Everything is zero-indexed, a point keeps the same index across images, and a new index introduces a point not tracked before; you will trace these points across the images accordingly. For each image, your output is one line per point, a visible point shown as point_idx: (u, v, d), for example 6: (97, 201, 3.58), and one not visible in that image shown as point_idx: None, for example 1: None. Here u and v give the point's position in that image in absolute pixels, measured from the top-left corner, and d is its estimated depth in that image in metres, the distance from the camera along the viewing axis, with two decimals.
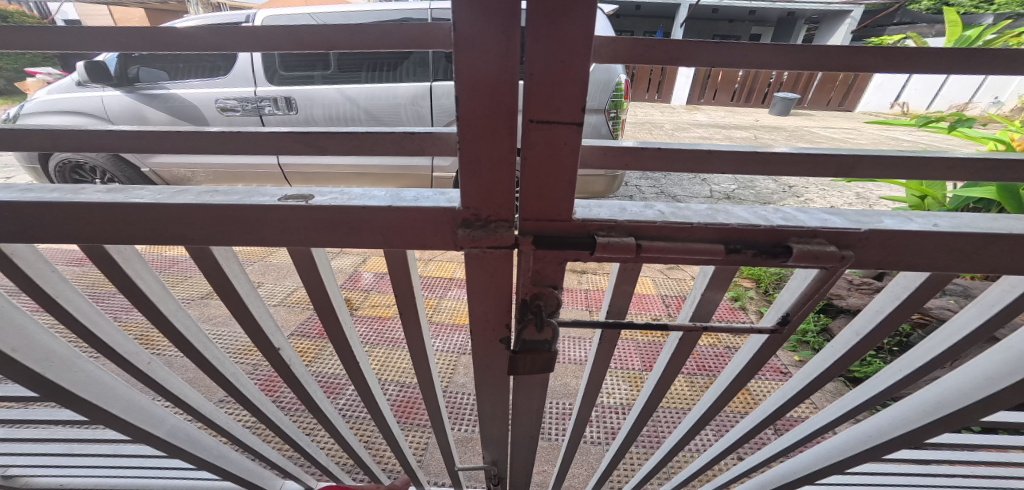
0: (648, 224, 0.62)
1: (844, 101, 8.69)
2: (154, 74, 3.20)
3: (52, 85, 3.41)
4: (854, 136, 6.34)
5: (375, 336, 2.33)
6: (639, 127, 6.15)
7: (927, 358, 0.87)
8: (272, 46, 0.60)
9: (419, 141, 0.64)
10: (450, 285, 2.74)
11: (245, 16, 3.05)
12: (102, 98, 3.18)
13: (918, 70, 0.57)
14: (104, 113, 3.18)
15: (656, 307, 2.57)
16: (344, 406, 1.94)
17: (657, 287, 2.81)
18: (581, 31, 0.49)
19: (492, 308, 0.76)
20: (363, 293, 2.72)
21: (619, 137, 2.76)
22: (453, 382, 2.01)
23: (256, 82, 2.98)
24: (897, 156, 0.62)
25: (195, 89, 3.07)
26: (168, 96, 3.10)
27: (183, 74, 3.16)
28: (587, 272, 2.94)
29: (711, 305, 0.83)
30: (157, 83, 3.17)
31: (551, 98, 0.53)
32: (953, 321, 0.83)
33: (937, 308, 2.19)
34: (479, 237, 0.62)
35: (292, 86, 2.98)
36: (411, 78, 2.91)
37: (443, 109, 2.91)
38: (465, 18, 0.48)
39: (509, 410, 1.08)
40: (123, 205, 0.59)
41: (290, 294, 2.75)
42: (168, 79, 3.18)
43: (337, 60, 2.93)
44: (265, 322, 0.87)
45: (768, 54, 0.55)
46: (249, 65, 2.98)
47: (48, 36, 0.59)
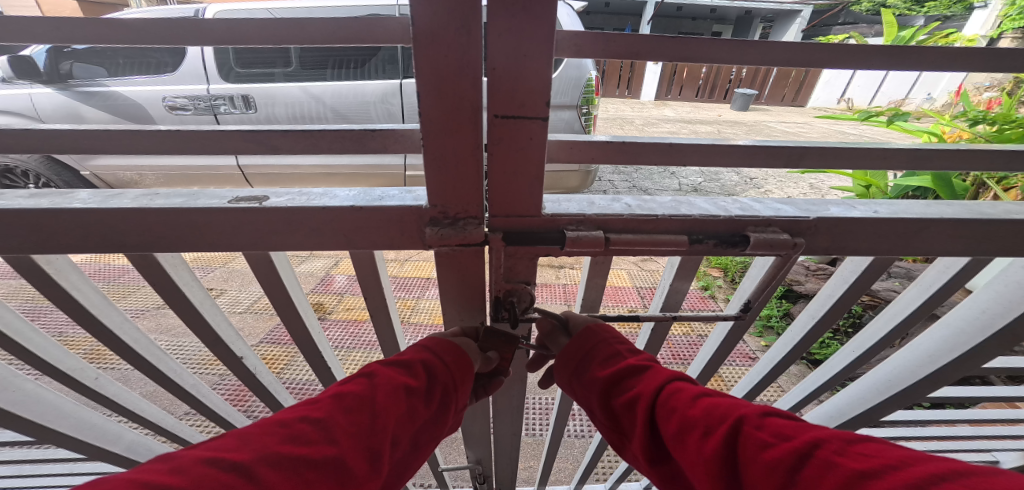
0: (616, 217, 0.63)
1: (797, 96, 9.14)
2: (92, 71, 2.98)
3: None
4: (808, 130, 6.68)
5: (351, 340, 2.26)
6: (608, 123, 6.25)
7: (876, 338, 0.93)
8: (214, 39, 0.56)
9: (381, 138, 0.63)
10: (427, 285, 2.71)
11: (194, 9, 2.88)
12: (31, 96, 2.94)
13: (856, 67, 0.61)
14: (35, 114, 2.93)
15: (631, 299, 2.62)
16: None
17: (632, 279, 2.88)
18: (542, 24, 0.49)
19: (466, 306, 0.75)
20: (336, 296, 2.64)
21: (591, 132, 2.78)
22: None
23: (210, 80, 2.82)
24: (840, 148, 0.66)
25: (139, 87, 2.87)
26: (109, 93, 2.89)
27: (124, 70, 2.95)
28: (563, 268, 2.97)
29: (679, 294, 0.85)
30: (94, 80, 2.95)
31: (515, 93, 0.53)
32: (897, 302, 0.89)
33: (884, 290, 2.35)
34: (449, 235, 0.62)
35: (248, 84, 2.84)
36: (380, 76, 2.84)
37: (413, 107, 2.85)
38: (424, 12, 0.47)
39: (491, 408, 1.08)
40: (50, 211, 0.55)
41: (256, 301, 2.63)
42: (107, 76, 2.97)
43: (299, 56, 2.82)
44: (223, 330, 0.82)
45: (720, 48, 0.57)
46: (200, 61, 2.81)
47: None
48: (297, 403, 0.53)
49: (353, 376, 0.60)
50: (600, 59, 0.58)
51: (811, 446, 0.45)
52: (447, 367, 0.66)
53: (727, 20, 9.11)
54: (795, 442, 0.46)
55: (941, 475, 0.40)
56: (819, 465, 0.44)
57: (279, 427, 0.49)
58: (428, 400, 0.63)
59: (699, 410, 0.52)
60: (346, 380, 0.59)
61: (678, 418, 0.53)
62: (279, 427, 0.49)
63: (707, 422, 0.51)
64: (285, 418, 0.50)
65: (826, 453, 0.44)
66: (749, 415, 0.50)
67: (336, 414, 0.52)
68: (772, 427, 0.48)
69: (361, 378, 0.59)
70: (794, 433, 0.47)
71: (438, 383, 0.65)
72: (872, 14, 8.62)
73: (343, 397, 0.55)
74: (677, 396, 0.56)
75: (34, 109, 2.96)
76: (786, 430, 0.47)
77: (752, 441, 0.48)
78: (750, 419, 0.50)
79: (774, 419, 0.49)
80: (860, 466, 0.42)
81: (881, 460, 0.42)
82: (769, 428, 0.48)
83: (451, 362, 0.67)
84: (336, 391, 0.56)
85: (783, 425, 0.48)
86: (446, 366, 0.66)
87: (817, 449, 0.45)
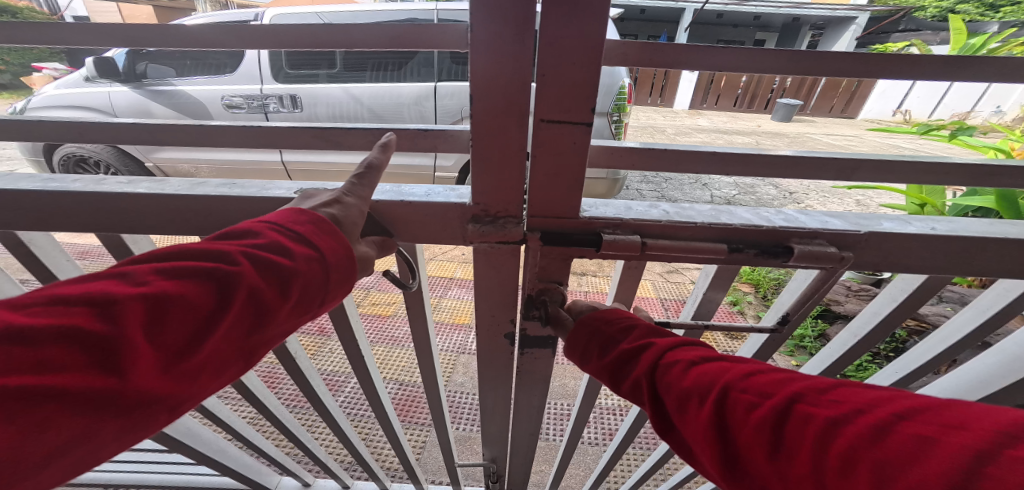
0: (653, 223, 0.64)
1: (848, 107, 8.66)
2: (161, 71, 3.22)
3: (59, 80, 3.41)
4: (856, 142, 6.33)
5: (375, 334, 2.25)
6: (639, 131, 6.13)
7: (922, 362, 0.87)
8: (287, 44, 0.61)
9: (433, 139, 0.66)
10: (449, 284, 2.74)
11: (253, 13, 3.05)
12: (108, 93, 3.20)
13: (915, 78, 0.59)
14: (109, 109, 3.19)
15: (655, 310, 2.58)
16: (345, 401, 1.81)
17: (656, 290, 2.82)
18: (597, 31, 0.50)
19: (498, 303, 0.76)
20: (363, 290, 2.64)
21: (621, 139, 2.74)
22: (452, 381, 1.99)
23: (264, 80, 3.00)
24: (896, 161, 0.64)
25: (200, 86, 3.08)
26: (175, 92, 3.11)
27: (190, 71, 3.18)
28: (586, 275, 2.95)
29: (712, 304, 0.84)
30: (163, 80, 3.19)
31: (561, 98, 0.55)
32: (947, 324, 0.83)
33: (933, 314, 2.22)
34: (488, 232, 0.64)
35: (297, 85, 2.99)
36: (415, 78, 2.92)
37: (446, 110, 2.91)
38: (480, 20, 0.50)
39: (510, 408, 1.06)
40: (141, 196, 0.61)
41: None
42: (175, 76, 3.20)
43: (343, 59, 2.95)
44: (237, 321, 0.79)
45: (773, 58, 0.57)
46: (256, 63, 3.00)
47: (69, 32, 0.61)
48: (70, 301, 0.39)
49: (185, 271, 0.45)
50: (648, 68, 0.60)
51: (788, 401, 0.42)
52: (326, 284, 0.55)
53: (772, 29, 8.77)
54: (775, 399, 0.42)
55: (900, 413, 0.37)
56: (797, 423, 0.40)
57: (19, 342, 0.35)
58: (288, 321, 0.52)
59: (690, 380, 0.48)
60: (175, 273, 0.44)
61: (672, 393, 0.48)
62: (17, 345, 0.35)
63: (697, 392, 0.47)
64: (36, 326, 0.36)
65: (803, 407, 0.41)
66: (735, 378, 0.46)
67: (137, 332, 0.40)
68: (755, 387, 0.44)
69: (199, 279, 0.45)
70: (774, 391, 0.43)
71: (306, 303, 0.53)
72: (938, 21, 8.08)
73: (158, 307, 0.41)
74: (668, 369, 0.50)
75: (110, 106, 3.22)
76: (767, 387, 0.43)
77: (743, 412, 0.43)
78: (734, 382, 0.45)
79: (756, 378, 0.45)
80: (831, 414, 0.39)
81: (849, 405, 0.40)
82: (752, 388, 0.44)
83: (334, 276, 0.55)
84: (151, 291, 0.42)
85: (766, 383, 0.44)
86: (322, 290, 0.53)
87: (797, 404, 0.41)
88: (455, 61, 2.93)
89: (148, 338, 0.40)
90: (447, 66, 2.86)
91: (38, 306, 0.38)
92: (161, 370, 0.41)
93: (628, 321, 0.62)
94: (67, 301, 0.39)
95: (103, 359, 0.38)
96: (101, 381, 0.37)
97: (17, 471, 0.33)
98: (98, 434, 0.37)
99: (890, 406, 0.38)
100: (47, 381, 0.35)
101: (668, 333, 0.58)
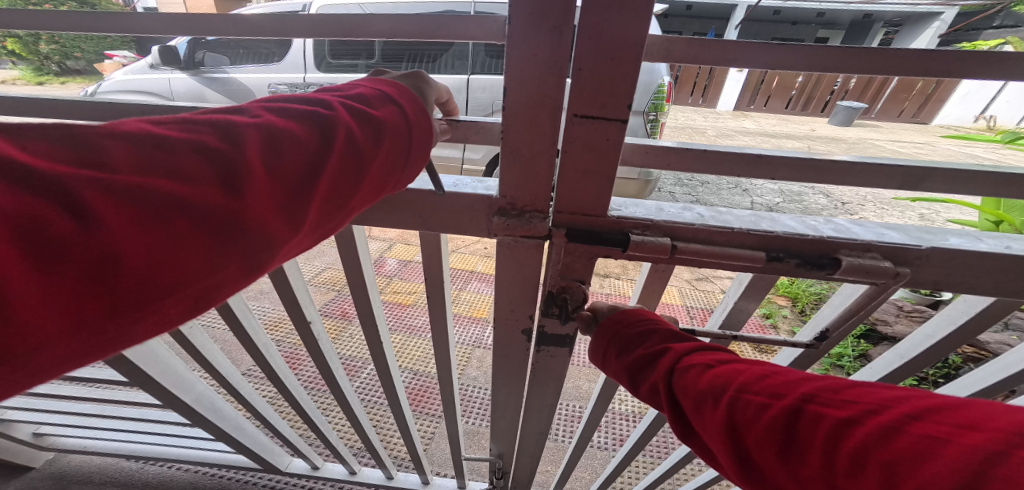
0: (686, 225, 0.61)
1: (920, 112, 7.89)
2: (217, 60, 3.43)
3: (125, 67, 3.71)
4: (926, 151, 5.75)
5: (394, 322, 2.30)
6: (677, 132, 5.87)
7: (974, 390, 0.78)
8: (327, 32, 0.63)
9: (463, 130, 0.66)
10: (470, 277, 2.75)
11: (300, 4, 3.16)
12: (169, 80, 3.46)
13: (1004, 80, 0.53)
14: (169, 94, 3.45)
15: (679, 317, 2.48)
16: (361, 385, 1.87)
17: (683, 297, 2.71)
18: (641, 23, 0.48)
19: (518, 297, 0.75)
20: (386, 278, 2.68)
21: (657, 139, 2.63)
22: (466, 374, 2.01)
23: (307, 70, 3.12)
24: (971, 171, 0.57)
25: (250, 74, 3.24)
26: (229, 80, 3.29)
27: (241, 59, 3.36)
28: (609, 277, 2.88)
29: (743, 314, 0.79)
30: (218, 68, 3.39)
31: (598, 93, 0.53)
32: (1012, 351, 0.73)
33: (995, 343, 2.02)
34: (515, 225, 0.63)
35: (337, 74, 3.08)
36: (449, 70, 2.93)
37: (477, 103, 2.92)
38: (519, 13, 0.49)
39: (523, 405, 1.04)
40: None
41: (317, 274, 2.65)
42: (229, 64, 3.40)
43: (381, 49, 3.03)
44: (239, 310, 0.81)
45: (834, 55, 0.53)
46: (301, 54, 3.13)
47: (131, 21, 0.65)
48: (197, 122, 0.37)
49: (290, 112, 0.42)
50: (690, 64, 0.57)
51: (799, 402, 0.39)
52: (404, 160, 0.52)
53: (837, 26, 8.11)
54: (786, 400, 0.40)
55: (912, 413, 0.35)
56: (808, 425, 0.38)
57: (159, 148, 0.33)
58: (373, 185, 0.48)
59: (705, 382, 0.45)
60: (283, 113, 0.42)
61: (689, 396, 0.46)
62: (155, 149, 0.32)
63: (710, 395, 0.44)
64: (172, 137, 0.34)
65: (815, 407, 0.39)
66: (749, 382, 0.43)
67: (255, 155, 0.37)
68: (764, 387, 0.42)
69: (302, 122, 0.42)
70: (785, 392, 0.41)
71: (391, 170, 0.51)
72: None
73: (271, 137, 0.39)
74: (686, 373, 0.48)
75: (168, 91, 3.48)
76: (777, 388, 0.41)
77: (752, 412, 0.41)
78: (748, 386, 0.43)
79: (767, 380, 0.43)
80: (842, 414, 0.37)
81: (862, 405, 0.37)
82: (762, 388, 0.42)
83: (414, 146, 0.52)
84: (263, 123, 0.40)
85: (776, 385, 0.42)
86: (404, 155, 0.51)
87: (808, 404, 0.39)
88: (490, 55, 2.93)
89: (265, 165, 0.37)
90: (482, 59, 2.87)
91: (170, 123, 0.35)
92: (274, 205, 0.37)
93: (646, 324, 0.60)
94: (195, 123, 0.37)
95: (228, 177, 0.35)
96: (226, 200, 0.34)
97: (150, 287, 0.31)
98: (223, 264, 0.34)
99: (901, 406, 0.36)
100: (178, 190, 0.32)
101: (691, 338, 0.55)
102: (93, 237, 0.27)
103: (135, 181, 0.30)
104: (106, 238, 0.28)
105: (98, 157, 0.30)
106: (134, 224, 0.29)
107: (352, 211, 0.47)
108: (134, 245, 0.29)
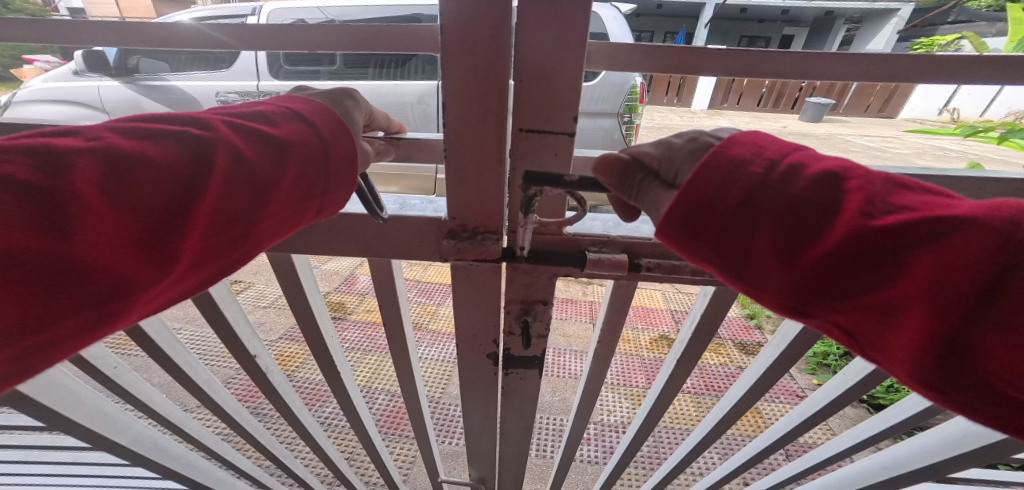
0: (643, 241, 0.59)
1: (887, 107, 8.08)
2: (155, 67, 3.23)
3: (49, 74, 3.45)
4: (901, 143, 5.87)
5: (367, 343, 2.25)
6: (655, 132, 5.87)
7: None
8: (257, 43, 0.61)
9: (407, 148, 0.63)
10: (448, 291, 2.72)
11: (252, 8, 3.04)
12: (98, 88, 3.24)
13: (943, 82, 0.53)
14: (100, 104, 3.23)
15: (664, 323, 2.49)
16: (324, 419, 1.81)
17: (666, 301, 2.71)
18: (578, 34, 0.46)
19: (479, 320, 0.72)
20: (359, 296, 2.63)
21: (631, 142, 2.62)
22: (445, 393, 1.97)
23: (260, 76, 2.99)
24: (922, 173, 0.57)
25: (198, 81, 3.09)
26: (169, 87, 3.12)
27: (184, 65, 3.20)
28: (591, 284, 2.87)
29: (711, 325, 0.78)
30: (156, 75, 3.21)
31: (541, 107, 0.51)
32: None
33: None
34: (466, 248, 0.61)
35: (296, 81, 2.98)
36: (418, 77, 2.90)
37: (448, 110, 2.90)
38: (454, 21, 0.47)
39: (498, 427, 1.01)
40: None
41: (282, 296, 2.59)
42: (168, 71, 3.21)
43: (343, 56, 2.96)
44: (170, 347, 0.78)
45: (777, 62, 0.52)
46: (254, 61, 3.00)
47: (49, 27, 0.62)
48: (7, 148, 0.32)
49: (162, 133, 0.39)
50: (635, 75, 0.55)
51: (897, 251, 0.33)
52: (319, 188, 0.48)
53: (803, 23, 8.28)
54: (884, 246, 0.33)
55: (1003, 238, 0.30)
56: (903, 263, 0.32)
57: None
58: (272, 212, 0.44)
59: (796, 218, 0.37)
60: (149, 133, 0.39)
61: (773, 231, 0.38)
62: None
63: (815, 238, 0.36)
64: None
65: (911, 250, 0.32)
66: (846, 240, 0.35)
67: (89, 187, 0.33)
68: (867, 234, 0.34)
69: (175, 144, 0.38)
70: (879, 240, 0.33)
71: (300, 195, 0.47)
72: None
73: (114, 161, 0.35)
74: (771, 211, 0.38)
75: (98, 100, 3.25)
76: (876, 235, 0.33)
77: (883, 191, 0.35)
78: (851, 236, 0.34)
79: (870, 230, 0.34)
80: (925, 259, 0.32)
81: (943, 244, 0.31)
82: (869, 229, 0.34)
83: (332, 166, 0.49)
84: (101, 146, 0.35)
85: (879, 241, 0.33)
86: (314, 184, 0.48)
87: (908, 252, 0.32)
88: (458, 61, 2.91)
89: (105, 198, 0.33)
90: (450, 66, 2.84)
91: None
92: (123, 241, 0.34)
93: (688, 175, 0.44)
94: (4, 147, 0.32)
95: (52, 215, 0.31)
96: (48, 245, 0.30)
97: None
98: (52, 310, 0.31)
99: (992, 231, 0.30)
100: None
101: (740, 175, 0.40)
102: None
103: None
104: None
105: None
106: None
107: (244, 249, 0.44)
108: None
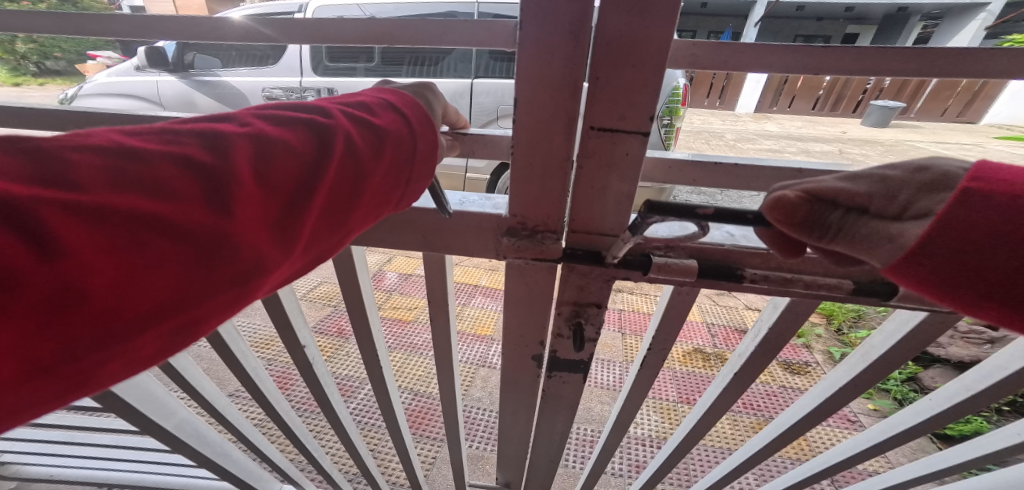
0: (715, 246, 0.54)
1: (965, 111, 7.43)
2: (207, 63, 3.41)
3: (110, 69, 3.68)
4: (974, 153, 5.37)
5: (394, 340, 2.26)
6: (692, 136, 5.68)
7: None
8: (315, 37, 0.59)
9: (471, 144, 0.61)
10: (474, 293, 2.70)
11: (298, 5, 3.13)
12: (156, 83, 3.41)
13: None
14: (157, 98, 3.40)
15: (700, 336, 2.38)
16: (356, 408, 1.83)
17: (702, 313, 2.59)
18: (664, 22, 0.42)
19: (528, 321, 0.69)
20: (386, 293, 2.65)
21: (671, 145, 2.51)
22: (469, 395, 1.96)
23: (303, 73, 3.08)
24: None
25: (243, 77, 3.21)
26: (219, 82, 3.26)
27: (233, 62, 3.34)
28: (622, 292, 2.77)
29: (778, 340, 0.72)
30: (208, 70, 3.37)
31: (617, 103, 0.47)
32: None
33: None
34: (525, 247, 0.58)
35: (334, 78, 3.04)
36: (451, 74, 2.90)
37: (481, 108, 2.87)
38: (532, 11, 0.43)
39: (532, 433, 0.97)
40: None
41: (313, 289, 2.65)
42: (220, 66, 3.39)
43: (380, 53, 3.00)
44: (227, 333, 0.79)
45: (889, 59, 0.46)
46: (297, 58, 3.09)
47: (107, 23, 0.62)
48: (178, 131, 0.32)
49: (284, 118, 0.38)
50: (718, 70, 0.50)
51: None
52: (409, 172, 0.47)
53: (866, 21, 7.79)
54: None
55: None
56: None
57: (130, 161, 0.28)
58: (375, 199, 0.43)
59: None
60: (277, 119, 0.38)
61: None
62: (130, 162, 0.28)
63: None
64: (148, 148, 0.29)
65: None
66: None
67: (243, 167, 0.32)
68: None
69: (296, 128, 0.37)
70: None
71: (395, 184, 0.45)
72: None
73: (261, 147, 0.34)
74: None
75: (157, 95, 3.42)
76: None
77: None
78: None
79: None
80: None
81: None
82: None
83: (419, 156, 0.47)
84: (253, 131, 0.35)
85: None
86: (406, 167, 0.46)
87: None
88: (494, 58, 2.88)
89: (255, 180, 0.32)
90: (485, 63, 2.82)
91: (147, 133, 0.30)
92: (263, 223, 0.32)
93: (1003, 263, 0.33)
94: (177, 132, 0.32)
95: (212, 196, 0.30)
96: (210, 219, 0.29)
97: (112, 330, 0.26)
98: (206, 293, 0.29)
99: None
100: (153, 210, 0.27)
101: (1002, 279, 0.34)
102: (52, 270, 0.22)
103: (96, 200, 0.25)
104: (65, 270, 0.23)
105: (53, 172, 0.25)
106: (100, 250, 0.24)
107: (354, 229, 0.43)
108: (103, 276, 0.24)
